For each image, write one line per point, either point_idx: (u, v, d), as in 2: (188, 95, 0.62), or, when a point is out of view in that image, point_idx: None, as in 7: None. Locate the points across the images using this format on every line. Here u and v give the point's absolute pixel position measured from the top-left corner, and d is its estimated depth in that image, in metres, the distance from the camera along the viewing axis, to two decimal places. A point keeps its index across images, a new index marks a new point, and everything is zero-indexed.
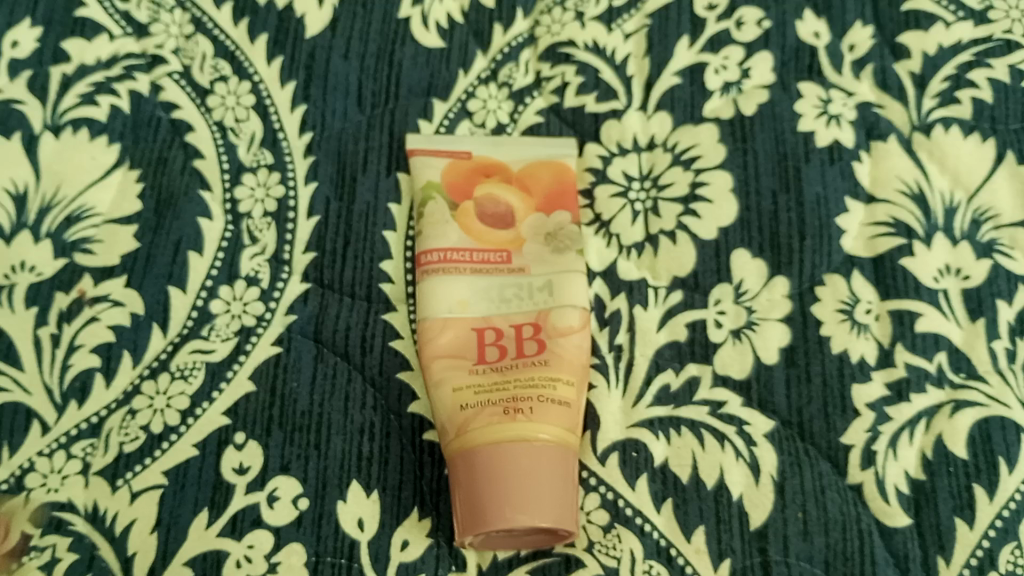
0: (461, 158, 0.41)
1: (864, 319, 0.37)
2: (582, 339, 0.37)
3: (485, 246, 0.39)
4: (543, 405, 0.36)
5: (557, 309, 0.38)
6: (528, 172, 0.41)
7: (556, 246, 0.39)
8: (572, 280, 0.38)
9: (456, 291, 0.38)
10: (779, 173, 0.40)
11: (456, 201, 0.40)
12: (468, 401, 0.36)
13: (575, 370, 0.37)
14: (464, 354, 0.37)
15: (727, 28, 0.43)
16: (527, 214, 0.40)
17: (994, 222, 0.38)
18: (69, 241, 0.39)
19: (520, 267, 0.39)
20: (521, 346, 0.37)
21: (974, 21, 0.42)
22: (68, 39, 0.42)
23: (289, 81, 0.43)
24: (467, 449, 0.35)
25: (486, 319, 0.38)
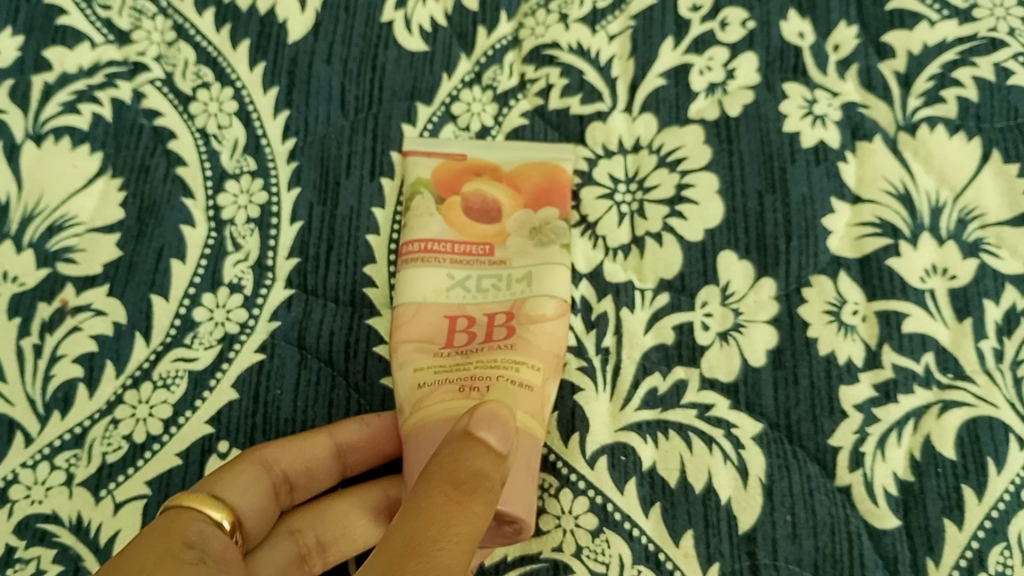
0: (454, 158, 0.41)
1: (851, 320, 0.37)
2: (555, 327, 0.37)
3: (468, 238, 0.39)
4: (499, 384, 0.35)
5: (533, 299, 0.37)
6: (519, 171, 0.41)
7: (540, 240, 0.39)
8: (554, 272, 0.38)
9: (432, 280, 0.38)
10: (765, 173, 0.40)
11: (443, 195, 0.40)
12: (426, 380, 0.36)
13: (542, 356, 0.36)
14: (432, 338, 0.37)
15: (711, 29, 0.43)
16: (513, 210, 0.40)
17: (980, 221, 0.38)
18: (51, 251, 0.39)
19: (502, 259, 0.39)
20: (491, 331, 0.37)
21: (959, 19, 0.41)
22: (50, 48, 0.42)
23: (272, 87, 0.42)
24: (419, 427, 0.34)
25: (459, 307, 0.38)
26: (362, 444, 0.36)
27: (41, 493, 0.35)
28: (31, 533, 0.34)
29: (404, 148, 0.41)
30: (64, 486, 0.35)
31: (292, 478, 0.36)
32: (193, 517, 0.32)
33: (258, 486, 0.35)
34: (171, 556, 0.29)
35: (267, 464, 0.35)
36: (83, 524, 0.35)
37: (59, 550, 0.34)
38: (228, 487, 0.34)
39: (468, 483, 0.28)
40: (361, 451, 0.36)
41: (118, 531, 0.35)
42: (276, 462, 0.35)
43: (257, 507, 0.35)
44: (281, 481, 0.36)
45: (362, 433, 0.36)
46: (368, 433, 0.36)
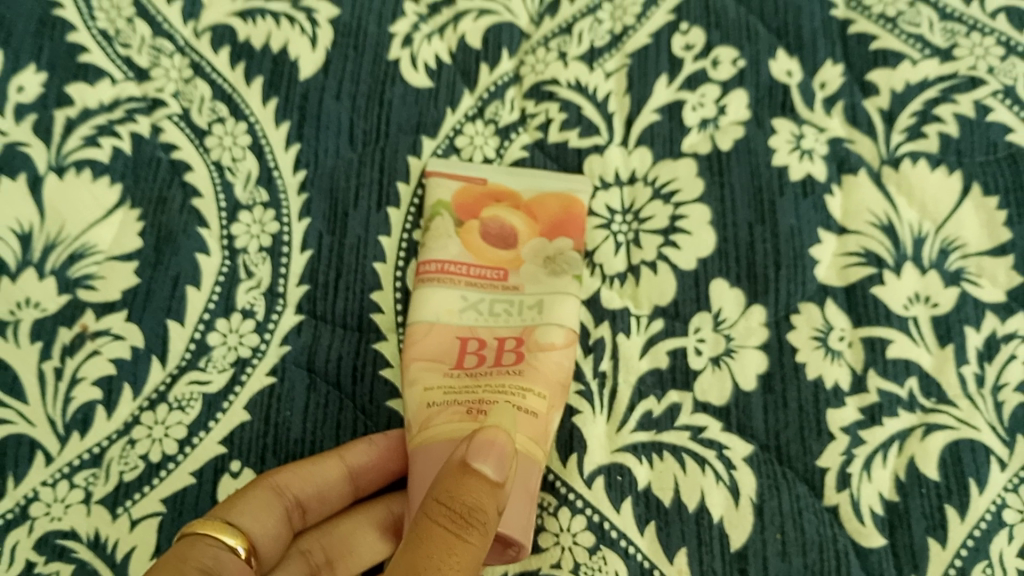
0: (475, 182, 0.43)
1: (837, 346, 0.39)
2: (562, 356, 0.38)
3: (484, 263, 0.41)
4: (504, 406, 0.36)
5: (542, 326, 0.39)
6: (537, 200, 0.42)
7: (553, 268, 0.41)
8: (563, 300, 0.40)
9: (446, 301, 0.40)
10: (755, 205, 0.42)
11: (463, 218, 0.42)
12: (435, 400, 0.37)
13: (548, 384, 0.37)
14: (444, 358, 0.38)
15: (704, 67, 0.45)
16: (530, 238, 0.42)
17: (960, 251, 0.40)
18: (72, 278, 0.40)
19: (515, 286, 0.41)
20: (500, 356, 0.39)
21: (940, 58, 0.43)
22: (72, 84, 0.44)
23: (283, 121, 0.44)
24: (427, 446, 0.36)
25: (471, 329, 0.39)
26: (372, 466, 0.38)
27: (60, 510, 0.36)
28: (50, 549, 0.36)
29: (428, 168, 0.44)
30: (83, 504, 0.37)
31: (303, 502, 0.38)
32: (208, 544, 0.34)
33: (271, 512, 0.37)
34: None
35: (279, 489, 0.37)
36: (100, 540, 0.36)
37: (77, 565, 0.36)
38: (241, 515, 0.36)
39: (466, 518, 0.30)
40: (371, 471, 0.38)
41: (134, 547, 0.36)
42: (286, 488, 0.37)
43: (270, 533, 0.37)
44: (293, 506, 0.38)
45: (372, 453, 0.38)
46: (377, 454, 0.38)
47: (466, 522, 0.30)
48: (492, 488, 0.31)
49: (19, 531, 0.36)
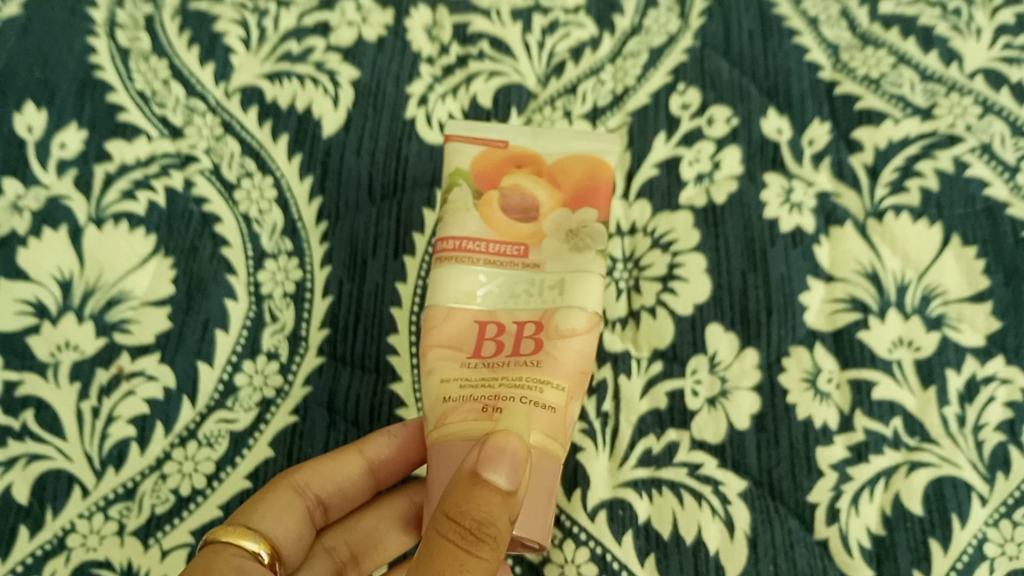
0: (496, 147, 0.42)
1: (826, 388, 0.41)
2: (583, 343, 0.39)
3: (504, 239, 0.40)
4: (520, 404, 0.36)
5: (563, 309, 0.39)
6: (560, 166, 0.42)
7: (575, 244, 0.40)
8: (584, 281, 0.40)
9: (467, 281, 0.40)
10: (748, 254, 0.44)
11: (482, 188, 0.42)
12: (452, 393, 0.38)
13: (564, 375, 0.38)
14: (462, 346, 0.39)
15: (699, 124, 0.48)
16: (552, 209, 0.41)
17: (941, 298, 0.42)
18: (109, 322, 0.43)
19: (536, 262, 0.40)
20: (518, 344, 0.38)
21: (920, 116, 0.46)
22: (110, 140, 0.47)
23: (307, 175, 0.48)
24: (445, 442, 0.37)
25: (490, 313, 0.39)
26: (390, 459, 0.41)
27: (96, 541, 0.39)
28: None
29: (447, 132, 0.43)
30: (117, 535, 0.39)
31: (325, 498, 0.41)
32: (232, 552, 0.36)
33: (292, 510, 0.39)
34: None
35: (300, 488, 0.40)
36: (133, 569, 0.38)
37: None
38: (262, 518, 0.38)
39: (475, 535, 0.31)
40: (389, 464, 0.41)
41: None
42: (307, 486, 0.40)
43: (292, 533, 0.40)
44: (315, 503, 0.41)
45: (390, 447, 0.40)
46: (394, 447, 0.40)
47: (475, 538, 0.31)
48: (501, 500, 0.32)
49: (57, 560, 0.39)
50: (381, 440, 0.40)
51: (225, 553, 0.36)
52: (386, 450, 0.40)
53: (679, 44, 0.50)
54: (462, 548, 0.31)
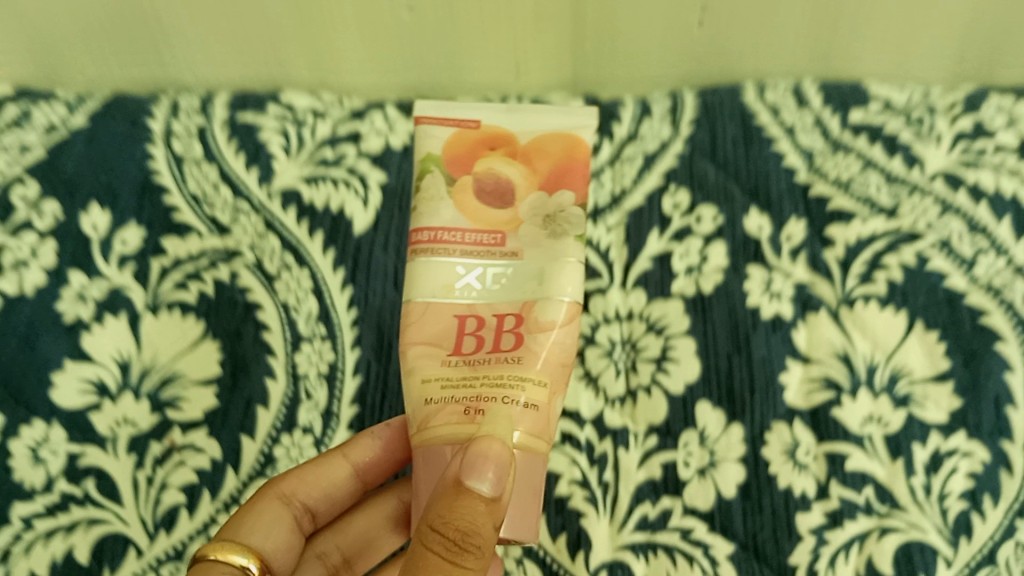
0: (469, 129, 0.44)
1: (804, 459, 0.46)
2: (562, 334, 0.40)
3: (481, 227, 0.42)
4: (503, 405, 0.37)
5: (545, 301, 0.40)
6: (536, 144, 0.43)
7: (552, 229, 0.42)
8: (562, 269, 0.41)
9: (444, 274, 0.41)
10: (733, 338, 0.49)
11: (456, 175, 0.43)
12: (434, 395, 0.39)
13: (544, 370, 0.39)
14: (444, 342, 0.40)
15: (689, 222, 0.53)
16: (528, 193, 0.42)
17: (907, 378, 0.47)
18: (163, 399, 0.49)
19: (514, 250, 0.41)
20: (498, 339, 0.40)
21: (885, 215, 0.52)
22: (167, 237, 0.54)
23: (339, 268, 0.53)
24: (429, 447, 0.38)
25: (469, 307, 0.41)
26: (374, 461, 0.45)
27: None
28: None
29: (419, 116, 0.45)
30: None
31: (313, 505, 0.44)
32: (221, 563, 0.39)
33: (280, 518, 0.43)
34: None
35: (285, 497, 0.43)
36: None
37: None
38: (249, 529, 0.41)
39: (460, 546, 0.33)
40: (372, 466, 0.45)
41: None
42: (291, 494, 0.44)
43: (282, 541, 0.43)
44: (302, 509, 0.44)
45: (371, 450, 0.44)
46: (376, 449, 0.44)
47: (460, 548, 0.33)
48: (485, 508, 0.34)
49: None
50: (364, 444, 0.44)
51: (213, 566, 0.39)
52: (369, 453, 0.44)
53: (670, 150, 0.57)
54: (448, 559, 0.33)
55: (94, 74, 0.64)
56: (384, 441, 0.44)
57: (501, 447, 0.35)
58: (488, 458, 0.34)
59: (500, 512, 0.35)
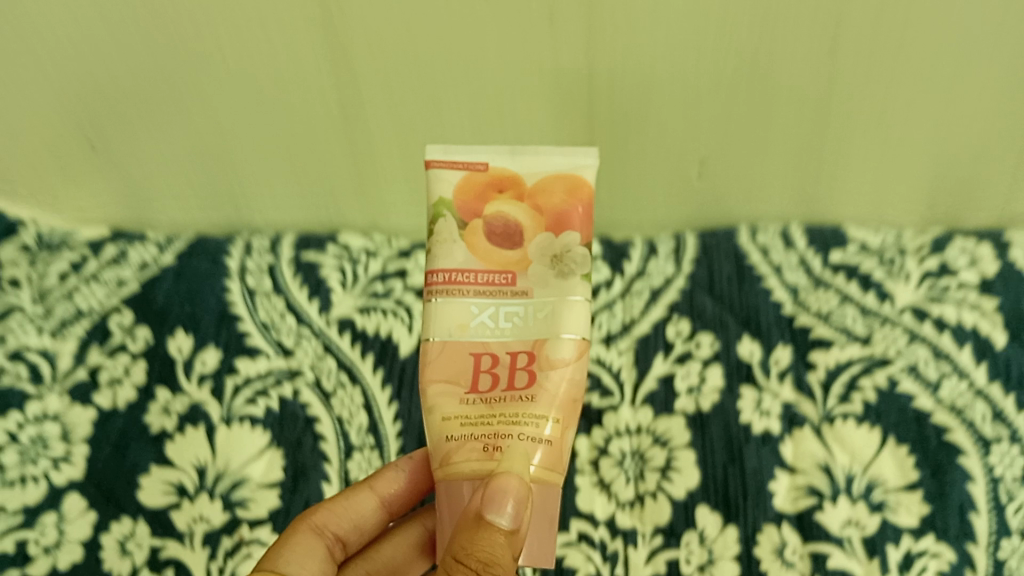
0: (478, 170, 0.40)
1: (791, 558, 0.52)
2: (574, 371, 0.38)
3: (492, 267, 0.39)
4: (521, 442, 0.36)
5: (552, 339, 0.38)
6: (541, 186, 0.40)
7: (562, 269, 0.39)
8: (571, 308, 0.38)
9: (457, 313, 0.38)
10: (728, 450, 0.56)
11: (466, 218, 0.39)
12: (453, 432, 0.36)
13: (560, 406, 0.37)
14: (460, 379, 0.37)
15: (690, 347, 0.61)
16: (535, 234, 0.39)
17: (882, 487, 0.54)
18: (234, 499, 0.57)
19: (525, 289, 0.38)
20: (513, 377, 0.37)
21: (860, 343, 0.60)
22: (239, 358, 0.63)
23: (387, 385, 0.61)
24: (449, 483, 0.36)
25: (484, 344, 0.38)
26: (401, 489, 0.44)
27: None
28: None
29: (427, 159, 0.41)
30: None
31: (344, 536, 0.43)
32: None
33: (314, 550, 0.41)
34: None
35: (319, 528, 0.42)
36: None
37: None
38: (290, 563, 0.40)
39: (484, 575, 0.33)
40: (399, 494, 0.44)
41: None
42: (324, 526, 0.42)
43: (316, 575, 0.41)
44: (335, 541, 0.43)
45: (398, 480, 0.44)
46: (402, 479, 0.44)
47: None
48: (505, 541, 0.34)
49: None
50: (389, 474, 0.44)
51: None
52: (395, 483, 0.44)
53: (674, 285, 0.66)
54: None
55: (176, 216, 0.75)
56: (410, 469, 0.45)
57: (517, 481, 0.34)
58: (507, 493, 0.34)
59: (519, 543, 0.35)
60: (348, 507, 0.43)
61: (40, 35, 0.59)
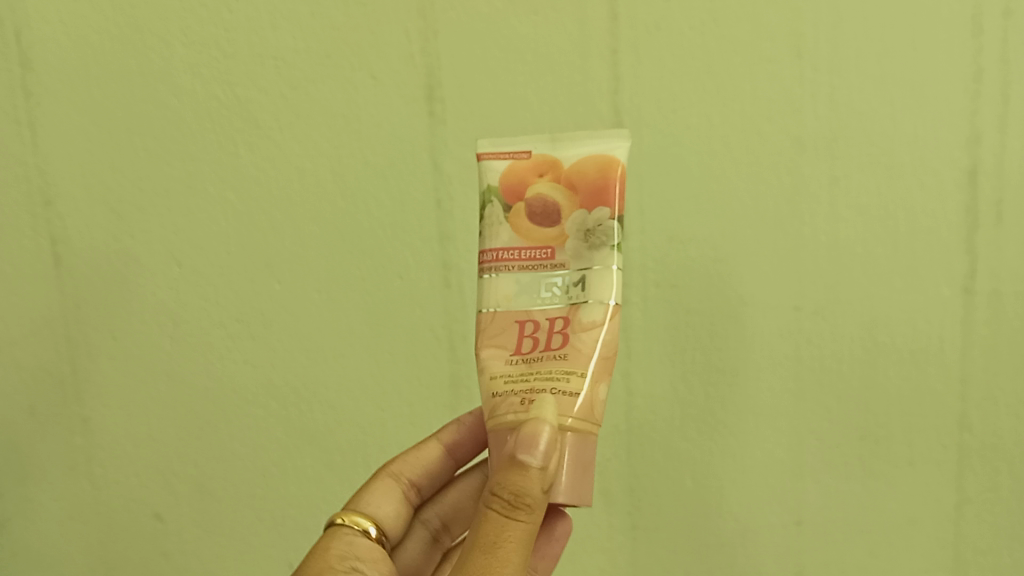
0: (523, 161, 0.63)
1: None
2: (600, 331, 0.59)
3: (533, 243, 0.61)
4: (553, 394, 0.57)
5: (585, 307, 0.59)
6: (574, 170, 0.62)
7: (591, 243, 0.60)
8: (602, 276, 0.59)
9: (506, 287, 0.61)
10: None
11: (514, 202, 0.62)
12: (501, 390, 0.59)
13: (586, 362, 0.58)
14: (509, 345, 0.60)
15: None
16: (571, 212, 0.61)
17: None
18: None
19: (561, 261, 0.60)
20: (552, 339, 0.59)
21: None
22: None
23: None
24: (497, 431, 0.58)
25: (527, 313, 0.60)
26: (459, 441, 0.74)
27: None
28: None
29: (480, 153, 0.63)
30: None
31: (420, 479, 0.74)
32: (369, 508, 0.70)
33: (395, 489, 0.73)
34: (335, 540, 0.66)
35: (398, 474, 0.73)
36: None
37: None
38: (381, 498, 0.71)
39: (518, 504, 0.54)
40: (457, 445, 0.74)
41: None
42: (402, 473, 0.73)
43: (397, 502, 0.72)
44: (412, 480, 0.74)
45: (456, 434, 0.74)
46: (458, 434, 0.74)
47: (516, 506, 0.54)
48: (537, 474, 0.54)
49: None
50: (451, 432, 0.75)
51: (363, 507, 0.70)
52: (454, 437, 0.74)
53: None
54: (504, 512, 0.54)
55: None
56: (466, 427, 0.74)
57: (542, 427, 0.55)
58: (535, 438, 0.54)
59: (550, 480, 0.55)
60: (420, 458, 0.74)
61: (293, 502, 0.93)
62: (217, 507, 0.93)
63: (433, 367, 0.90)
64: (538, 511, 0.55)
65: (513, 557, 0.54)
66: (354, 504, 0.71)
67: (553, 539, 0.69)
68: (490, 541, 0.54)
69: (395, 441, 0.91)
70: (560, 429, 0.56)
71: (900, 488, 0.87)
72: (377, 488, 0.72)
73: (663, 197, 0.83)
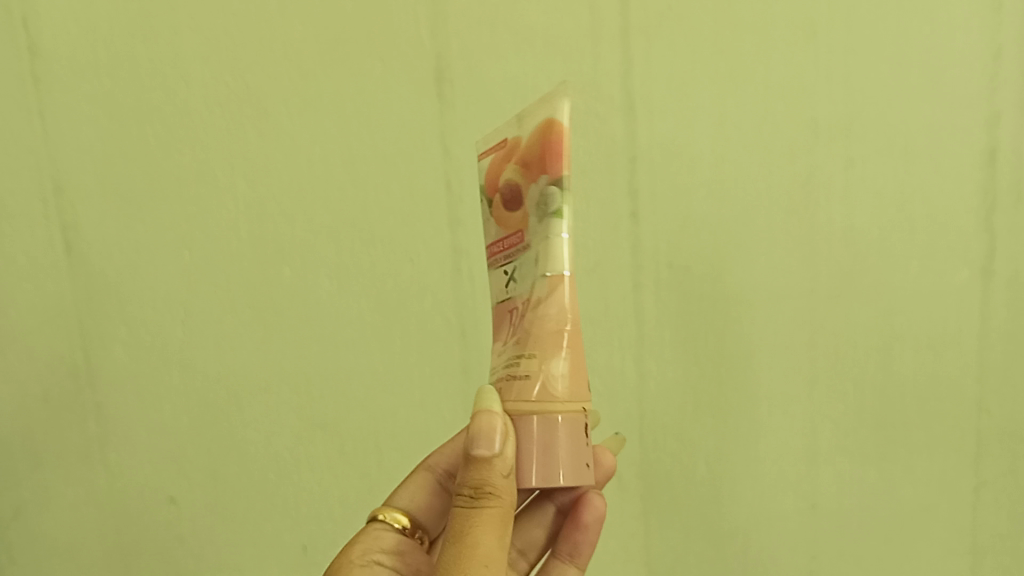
0: (496, 150, 0.60)
1: None
2: (550, 308, 0.56)
3: (508, 232, 0.59)
4: (508, 382, 0.56)
5: (535, 286, 0.57)
6: (527, 144, 0.58)
7: (540, 216, 0.56)
8: (549, 249, 0.56)
9: (496, 282, 0.60)
10: None
11: (491, 193, 0.60)
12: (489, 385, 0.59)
13: (536, 343, 0.56)
14: (499, 339, 0.60)
15: None
16: (526, 187, 0.57)
17: None
18: None
19: (525, 244, 0.58)
20: (516, 326, 0.57)
21: None
22: None
23: None
24: None
25: (507, 304, 0.59)
26: None
27: None
28: None
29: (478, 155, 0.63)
30: None
31: (454, 469, 0.72)
32: (405, 501, 0.71)
33: (430, 481, 0.71)
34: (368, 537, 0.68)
35: (432, 466, 0.72)
36: None
37: None
38: (415, 491, 0.71)
39: (477, 494, 0.53)
40: None
41: None
42: (435, 465, 0.71)
43: (433, 495, 0.71)
44: (446, 471, 0.71)
45: None
46: None
47: (475, 495, 0.53)
48: (492, 461, 0.53)
49: None
50: None
51: (398, 502, 0.71)
52: None
53: None
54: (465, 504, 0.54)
55: None
56: None
57: (486, 414, 0.53)
58: (477, 426, 0.53)
59: (506, 466, 0.53)
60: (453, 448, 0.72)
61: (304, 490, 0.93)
62: (229, 494, 0.93)
63: (445, 356, 0.90)
64: (505, 496, 0.53)
65: (484, 540, 0.52)
66: (392, 499, 0.71)
67: (583, 526, 0.67)
68: (458, 530, 0.53)
69: (408, 428, 0.92)
70: (507, 415, 0.55)
71: (915, 474, 0.86)
72: (413, 482, 0.71)
73: (676, 183, 0.82)
